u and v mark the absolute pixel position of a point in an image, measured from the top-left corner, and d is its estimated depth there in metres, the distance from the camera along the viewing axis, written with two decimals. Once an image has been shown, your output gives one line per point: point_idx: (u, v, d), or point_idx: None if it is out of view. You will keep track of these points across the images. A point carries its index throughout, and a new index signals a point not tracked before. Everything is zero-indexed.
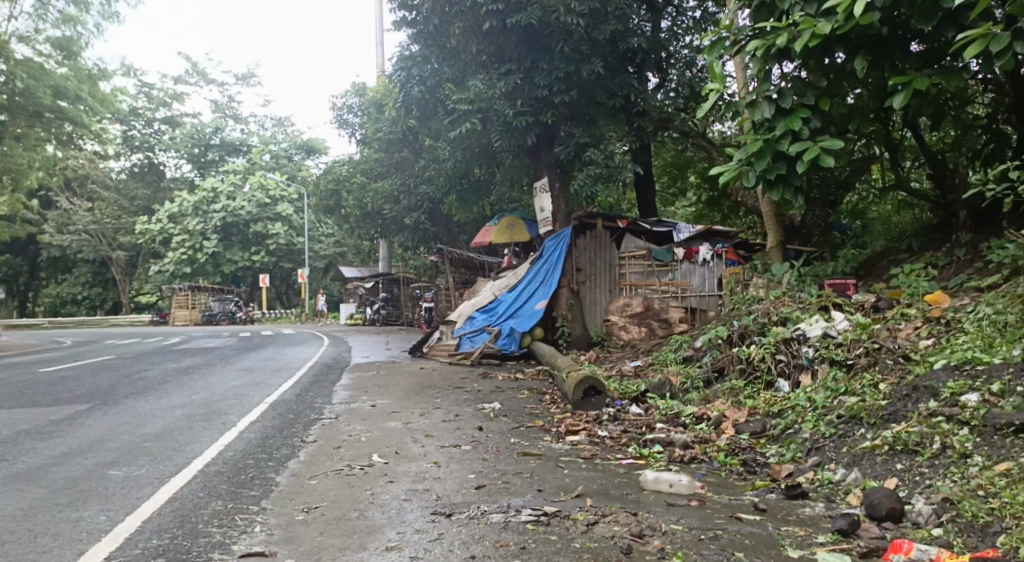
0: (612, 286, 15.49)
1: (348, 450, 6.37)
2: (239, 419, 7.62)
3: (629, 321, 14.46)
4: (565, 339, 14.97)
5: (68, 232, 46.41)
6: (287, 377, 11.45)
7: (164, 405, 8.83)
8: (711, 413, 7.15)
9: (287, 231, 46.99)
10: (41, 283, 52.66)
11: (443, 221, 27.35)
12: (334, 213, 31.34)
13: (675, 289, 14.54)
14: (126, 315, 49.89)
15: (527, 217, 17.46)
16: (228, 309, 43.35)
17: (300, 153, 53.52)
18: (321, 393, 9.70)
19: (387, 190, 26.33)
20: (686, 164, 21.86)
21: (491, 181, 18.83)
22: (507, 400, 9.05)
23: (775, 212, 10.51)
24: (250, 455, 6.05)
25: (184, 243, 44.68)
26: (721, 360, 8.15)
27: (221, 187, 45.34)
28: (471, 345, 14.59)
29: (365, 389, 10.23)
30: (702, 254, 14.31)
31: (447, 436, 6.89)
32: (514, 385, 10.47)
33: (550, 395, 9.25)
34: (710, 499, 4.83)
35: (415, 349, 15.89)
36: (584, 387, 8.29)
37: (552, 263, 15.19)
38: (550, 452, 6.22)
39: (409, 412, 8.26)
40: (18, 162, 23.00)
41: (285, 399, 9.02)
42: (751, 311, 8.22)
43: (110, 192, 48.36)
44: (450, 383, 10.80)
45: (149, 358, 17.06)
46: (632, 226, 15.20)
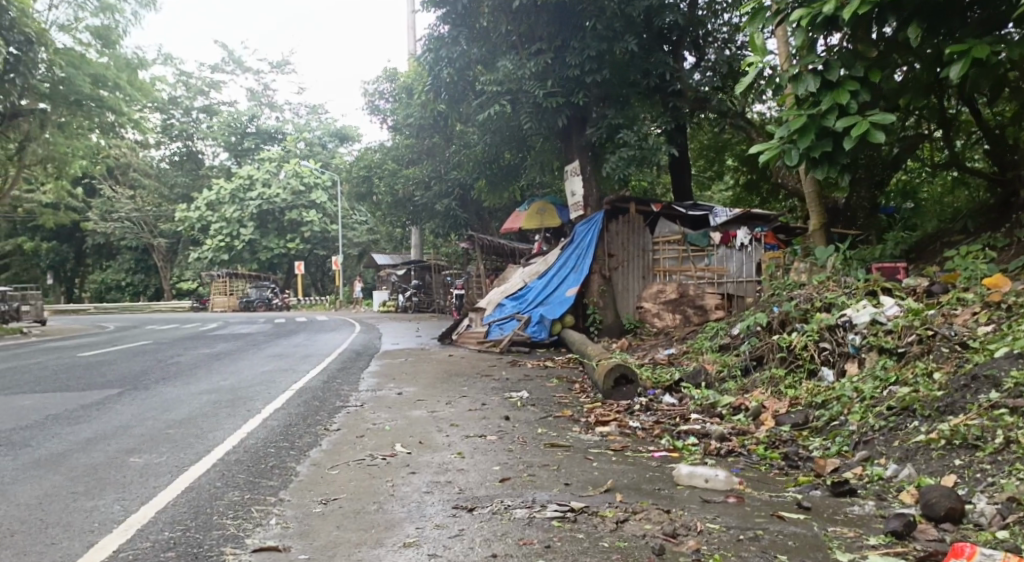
0: (645, 271, 15.13)
1: (370, 440, 6.16)
2: (263, 406, 7.43)
3: (663, 308, 14.30)
4: (596, 327, 14.65)
5: (111, 221, 47.25)
6: (317, 363, 11.31)
7: (192, 390, 8.72)
8: (749, 404, 6.82)
9: (322, 218, 47.25)
10: (84, 270, 53.76)
11: (475, 206, 27.17)
12: (367, 200, 31.34)
13: (711, 275, 14.11)
14: (166, 301, 50.71)
15: (558, 202, 17.13)
16: (264, 295, 43.78)
17: (333, 140, 53.74)
18: (348, 381, 9.53)
19: (419, 176, 26.18)
20: (722, 146, 21.32)
21: (522, 166, 18.53)
22: (535, 389, 8.80)
23: (816, 194, 10.07)
24: (272, 444, 5.83)
25: (222, 231, 45.19)
26: (760, 348, 7.79)
27: (257, 175, 45.71)
28: (500, 333, 14.33)
29: (392, 377, 10.04)
30: (740, 239, 13.92)
31: (472, 426, 6.66)
32: (544, 373, 10.22)
33: (580, 384, 8.98)
34: (750, 496, 4.52)
35: (445, 336, 15.71)
36: (615, 375, 7.98)
37: (584, 249, 14.84)
38: (579, 444, 5.96)
39: (435, 400, 8.06)
40: (60, 150, 23.30)
41: (312, 386, 8.87)
42: (792, 297, 7.84)
43: (150, 180, 49.09)
44: (479, 371, 10.57)
45: (183, 344, 17.13)
46: (667, 210, 14.67)
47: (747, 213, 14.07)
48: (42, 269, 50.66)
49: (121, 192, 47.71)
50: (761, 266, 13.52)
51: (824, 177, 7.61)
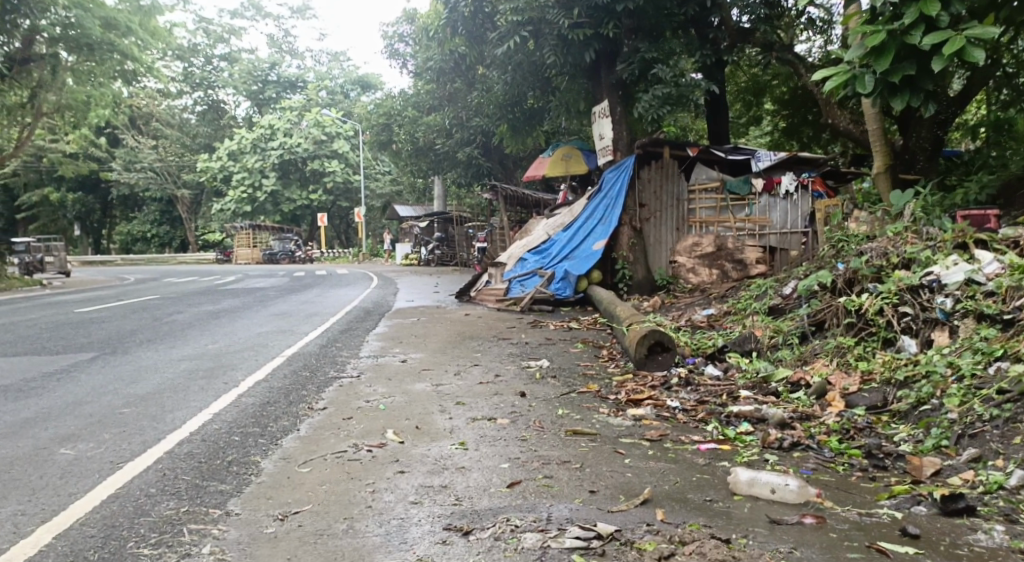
0: (679, 223, 13.97)
1: (357, 424, 5.18)
2: (243, 379, 6.50)
3: (699, 263, 13.12)
4: (625, 284, 13.63)
5: (136, 171, 45.87)
6: (320, 324, 10.38)
7: (173, 356, 7.83)
8: (810, 379, 5.71)
9: (344, 169, 46.19)
10: (111, 222, 53.38)
11: (499, 155, 25.95)
12: (387, 148, 30.16)
13: (751, 227, 13.20)
14: (190, 253, 50.27)
15: (585, 147, 15.82)
16: (287, 248, 43.09)
17: (355, 89, 52.58)
18: (350, 346, 8.56)
19: (440, 123, 24.91)
20: (762, 87, 19.76)
21: (545, 109, 17.22)
22: (557, 358, 7.76)
23: (883, 131, 8.75)
24: (239, 432, 4.89)
25: (244, 181, 44.26)
26: (821, 311, 6.62)
27: (278, 124, 44.62)
28: (521, 291, 13.24)
29: (399, 341, 9.05)
30: (785, 185, 12.95)
31: (480, 407, 5.65)
32: (567, 338, 9.15)
33: (608, 351, 7.94)
34: (834, 514, 3.43)
35: (463, 294, 14.68)
36: (650, 342, 6.87)
37: (612, 198, 13.61)
38: (607, 432, 4.92)
39: (441, 371, 7.09)
40: (78, 98, 22.33)
41: (306, 352, 7.93)
42: (861, 250, 6.64)
43: (172, 130, 48.23)
44: (495, 334, 9.53)
45: (191, 298, 16.29)
46: (704, 154, 13.38)
47: (795, 155, 12.84)
48: (68, 221, 50.27)
49: (143, 142, 46.89)
50: (812, 215, 12.72)
51: (904, 107, 6.39)
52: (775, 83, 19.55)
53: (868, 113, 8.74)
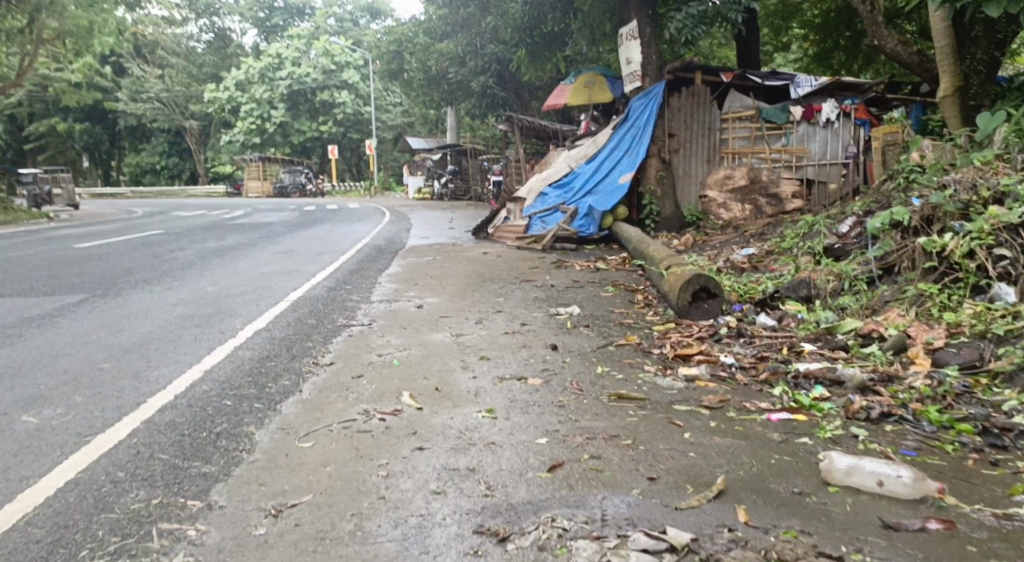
0: (710, 155, 12.96)
1: (367, 385, 4.52)
2: (241, 328, 5.83)
3: (730, 198, 12.54)
4: (652, 221, 12.79)
5: (142, 101, 44.91)
6: (328, 263, 9.68)
7: (169, 299, 7.17)
8: (884, 331, 4.95)
9: (354, 99, 44.83)
10: (120, 153, 52.59)
11: (515, 84, 24.73)
12: (398, 78, 28.97)
13: (788, 158, 12.43)
14: (201, 186, 49.46)
15: (610, 73, 14.56)
16: (297, 181, 42.10)
17: (365, 16, 50.97)
18: (360, 290, 7.85)
19: (453, 49, 23.67)
20: (796, 9, 18.39)
21: (566, 33, 16.05)
22: (588, 304, 7.03)
23: (952, 49, 7.70)
24: (233, 393, 4.24)
25: (252, 112, 43.25)
26: (891, 252, 5.83)
27: (285, 53, 43.20)
28: (543, 228, 12.42)
29: (413, 285, 8.34)
30: (826, 113, 12.24)
31: (507, 364, 4.97)
32: (596, 280, 8.41)
33: (643, 296, 7.21)
34: (965, 519, 2.72)
35: (479, 231, 13.89)
36: (694, 287, 6.13)
37: (640, 129, 12.63)
38: (659, 397, 4.23)
39: (460, 319, 6.43)
40: (78, 23, 21.30)
41: (312, 296, 7.25)
42: (940, 184, 5.79)
43: (179, 59, 46.88)
44: (517, 276, 8.80)
45: (196, 234, 15.60)
46: (740, 80, 12.48)
47: (837, 80, 12.11)
48: (78, 153, 49.32)
49: (149, 71, 45.56)
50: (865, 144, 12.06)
51: None
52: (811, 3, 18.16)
53: (937, 27, 7.70)
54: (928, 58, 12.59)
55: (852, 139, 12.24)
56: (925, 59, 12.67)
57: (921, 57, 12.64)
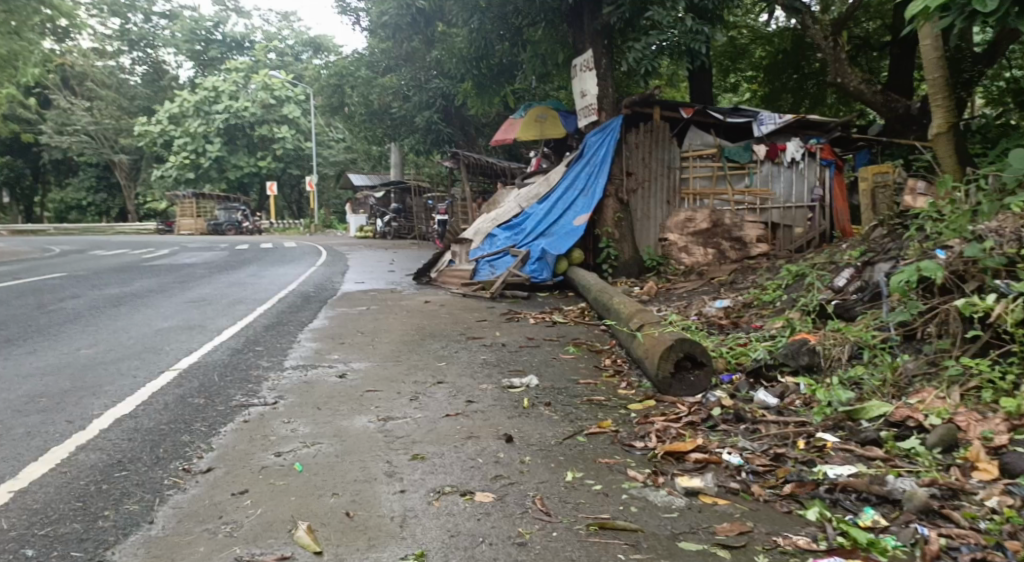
0: (670, 197, 12.16)
1: (250, 509, 3.29)
2: (97, 414, 4.49)
3: (692, 242, 11.71)
4: (609, 266, 11.70)
5: (67, 133, 42.47)
6: (241, 317, 8.30)
7: (23, 368, 5.72)
8: (923, 421, 3.94)
9: (294, 135, 43.47)
10: (43, 187, 49.62)
11: (461, 121, 23.77)
12: (339, 112, 27.73)
13: (751, 200, 11.76)
14: (130, 222, 46.91)
15: (562, 107, 13.61)
16: (234, 218, 40.22)
17: (307, 51, 50.12)
18: (272, 352, 6.54)
19: (397, 84, 22.61)
20: (745, 49, 17.93)
21: (514, 65, 15.12)
22: (547, 371, 5.88)
23: (946, 82, 6.96)
24: (39, 534, 3.01)
25: (186, 146, 41.09)
26: (914, 317, 4.90)
27: (222, 86, 41.36)
28: (490, 273, 11.20)
29: (339, 344, 7.05)
30: (791, 153, 11.80)
31: (448, 467, 3.77)
32: (554, 338, 7.27)
33: (612, 361, 6.09)
34: None
35: (421, 275, 12.60)
36: (676, 357, 5.04)
37: (597, 166, 11.68)
38: (655, 525, 3.10)
39: (392, 394, 5.20)
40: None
41: (209, 363, 5.90)
42: (973, 235, 4.87)
43: (109, 91, 44.59)
44: (462, 332, 7.59)
45: (102, 277, 13.92)
46: (700, 116, 11.71)
47: (801, 118, 11.56)
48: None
49: (76, 103, 43.18)
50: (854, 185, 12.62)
51: None
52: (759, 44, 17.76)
53: (928, 58, 7.06)
54: (891, 98, 12.21)
55: (817, 180, 11.98)
56: (888, 99, 12.26)
57: (885, 97, 12.20)
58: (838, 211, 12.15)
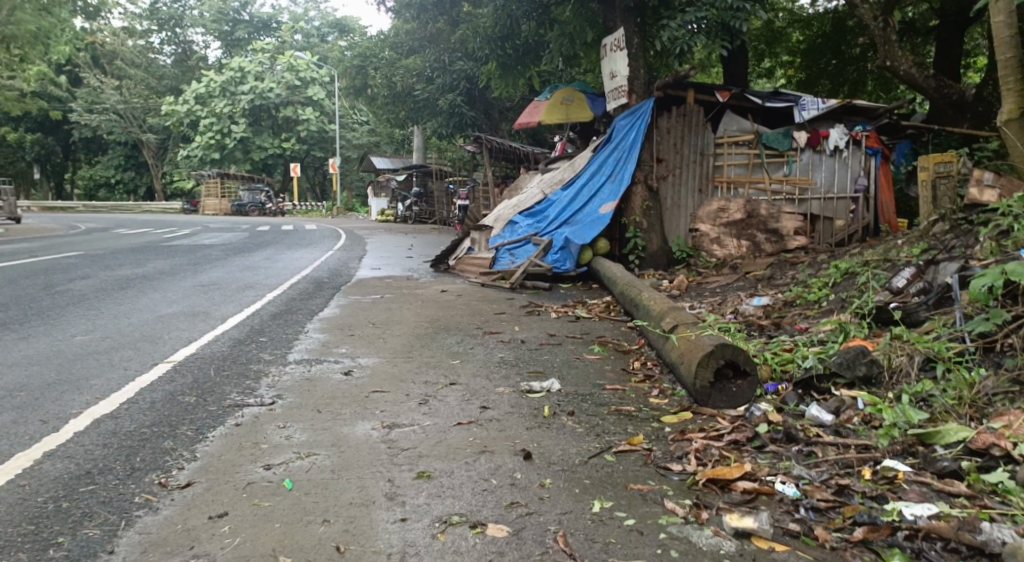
0: (701, 184, 11.46)
1: (227, 540, 2.83)
2: (76, 413, 4.06)
3: (724, 233, 11.06)
4: (636, 257, 11.09)
5: (95, 112, 42.51)
6: (249, 303, 7.87)
7: (8, 357, 5.31)
8: (1012, 449, 3.39)
9: (318, 117, 43.23)
10: (72, 166, 49.87)
11: (485, 104, 23.18)
12: (363, 94, 27.29)
13: (790, 189, 11.13)
14: (155, 202, 46.95)
15: (589, 89, 12.98)
16: (257, 199, 40.00)
17: (333, 33, 49.87)
18: (276, 344, 6.09)
19: (421, 65, 22.13)
20: (781, 33, 17.21)
21: (542, 45, 14.52)
22: (571, 373, 5.36)
23: (1019, 63, 6.34)
24: None
25: (211, 127, 40.84)
26: (997, 328, 4.38)
27: (248, 67, 41.20)
28: (510, 262, 10.67)
29: (347, 337, 6.58)
30: (834, 140, 11.14)
31: (457, 490, 3.28)
32: (578, 335, 6.75)
33: (640, 364, 5.57)
34: None
35: (440, 263, 12.11)
36: (715, 364, 4.49)
37: (626, 151, 11.08)
38: None
39: (401, 397, 4.71)
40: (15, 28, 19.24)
41: (207, 355, 5.46)
42: None
43: (137, 70, 44.56)
44: (479, 326, 7.09)
45: (116, 257, 13.63)
46: (736, 100, 11.13)
47: (846, 103, 10.92)
48: (27, 163, 46.65)
49: (104, 82, 43.18)
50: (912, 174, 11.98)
51: None
52: (797, 26, 17.06)
53: (1000, 36, 6.36)
54: (944, 83, 11.40)
55: (861, 170, 11.42)
56: (941, 84, 11.48)
57: (937, 82, 11.43)
58: (884, 204, 11.61)
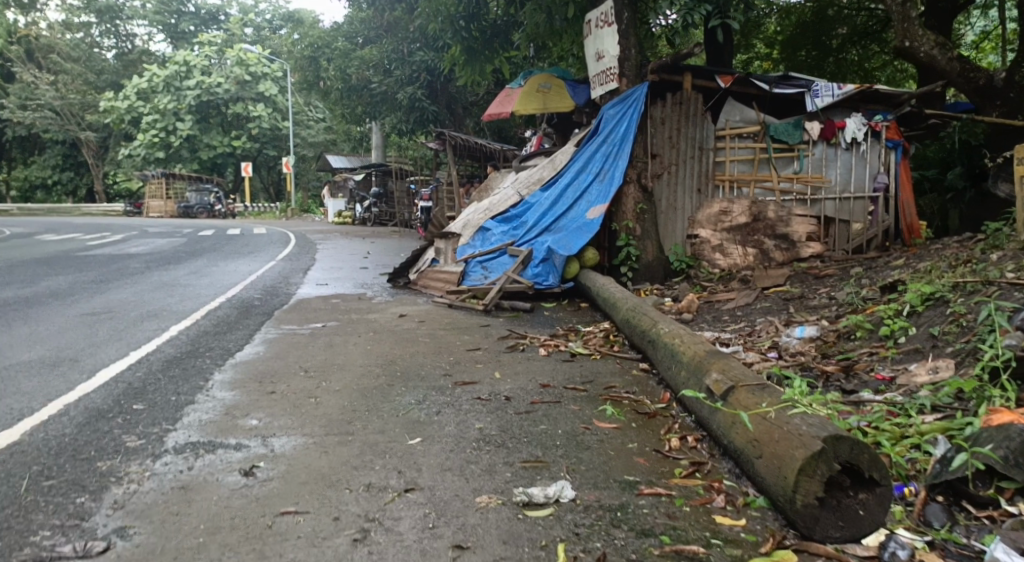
0: (700, 183, 9.75)
1: None
2: None
3: (727, 239, 9.56)
4: (629, 269, 9.43)
5: (28, 109, 39.40)
6: (141, 344, 5.96)
7: None
8: None
9: (271, 113, 40.88)
10: (6, 166, 46.39)
11: (447, 97, 21.31)
12: (316, 88, 25.17)
13: (802, 188, 9.64)
14: (97, 204, 43.86)
15: (569, 76, 11.27)
16: (205, 201, 37.45)
17: (286, 26, 47.56)
18: (156, 417, 4.26)
19: (376, 55, 20.31)
20: (760, 23, 14.85)
21: (511, 26, 12.78)
22: (583, 463, 3.66)
23: None
24: None
25: (155, 124, 38.20)
26: None
27: (194, 61, 38.65)
28: (482, 277, 8.98)
29: (266, 398, 4.77)
30: (851, 132, 9.69)
31: None
32: (579, 385, 5.06)
33: (680, 442, 3.89)
34: None
35: (397, 277, 10.30)
36: (823, 471, 2.83)
37: (615, 146, 9.43)
38: None
39: (324, 530, 2.96)
40: None
41: (29, 451, 3.59)
42: None
43: (75, 64, 41.55)
44: (445, 374, 5.33)
45: (14, 272, 11.55)
46: (741, 85, 9.47)
47: (866, 89, 9.35)
48: None
49: (40, 76, 40.03)
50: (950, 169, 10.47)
51: None
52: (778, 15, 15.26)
53: None
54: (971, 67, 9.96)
55: (880, 167, 9.97)
56: (966, 67, 9.99)
57: (963, 65, 10.00)
58: (905, 204, 10.05)
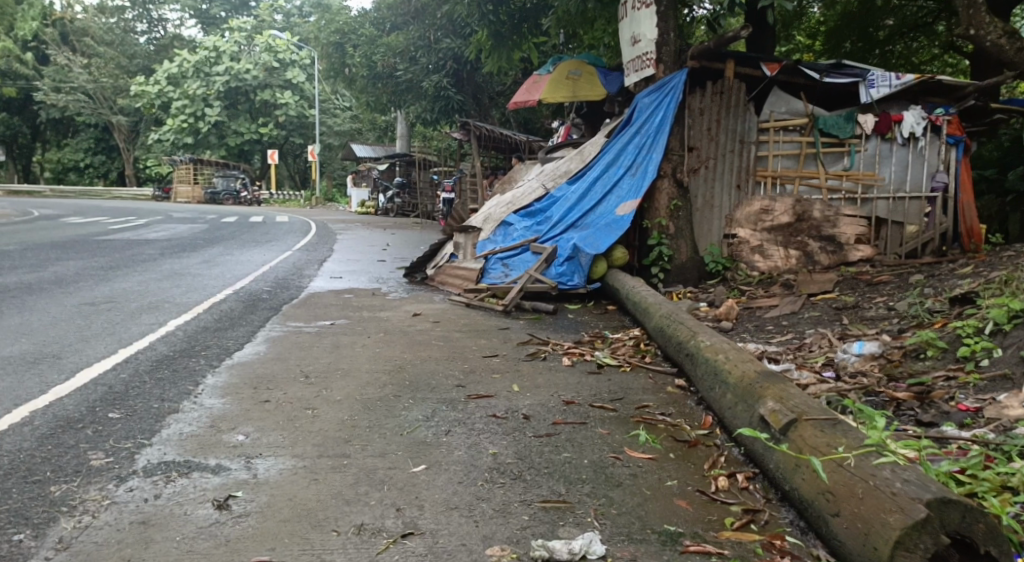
0: (740, 180, 9.10)
1: None
2: None
3: (768, 239, 8.76)
4: (660, 270, 8.83)
5: (61, 92, 39.52)
6: (132, 340, 5.48)
7: None
8: None
9: (298, 101, 40.59)
10: (39, 149, 46.66)
11: (473, 87, 20.70)
12: (342, 75, 24.73)
13: (853, 186, 8.93)
14: (126, 188, 43.97)
15: (601, 63, 10.69)
16: (231, 187, 37.33)
17: (315, 14, 47.27)
18: (130, 430, 3.76)
19: (403, 42, 19.80)
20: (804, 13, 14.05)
21: (542, 10, 12.14)
22: (614, 505, 3.10)
23: None
24: None
25: (184, 109, 38.17)
26: None
27: (223, 46, 38.44)
28: (503, 275, 8.40)
29: (258, 407, 4.25)
30: (909, 125, 8.92)
31: None
32: (608, 403, 4.48)
33: (726, 481, 3.31)
34: None
35: (414, 272, 9.77)
36: (928, 547, 2.28)
37: (650, 136, 8.79)
38: None
39: None
40: None
41: None
42: None
43: (107, 48, 41.58)
44: (458, 386, 4.78)
45: (25, 256, 11.21)
46: (788, 74, 8.83)
47: (926, 79, 8.58)
48: None
49: (74, 60, 40.08)
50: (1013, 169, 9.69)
51: None
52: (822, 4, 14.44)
53: None
54: None
55: (940, 164, 9.10)
56: None
57: None
58: (967, 206, 9.13)
